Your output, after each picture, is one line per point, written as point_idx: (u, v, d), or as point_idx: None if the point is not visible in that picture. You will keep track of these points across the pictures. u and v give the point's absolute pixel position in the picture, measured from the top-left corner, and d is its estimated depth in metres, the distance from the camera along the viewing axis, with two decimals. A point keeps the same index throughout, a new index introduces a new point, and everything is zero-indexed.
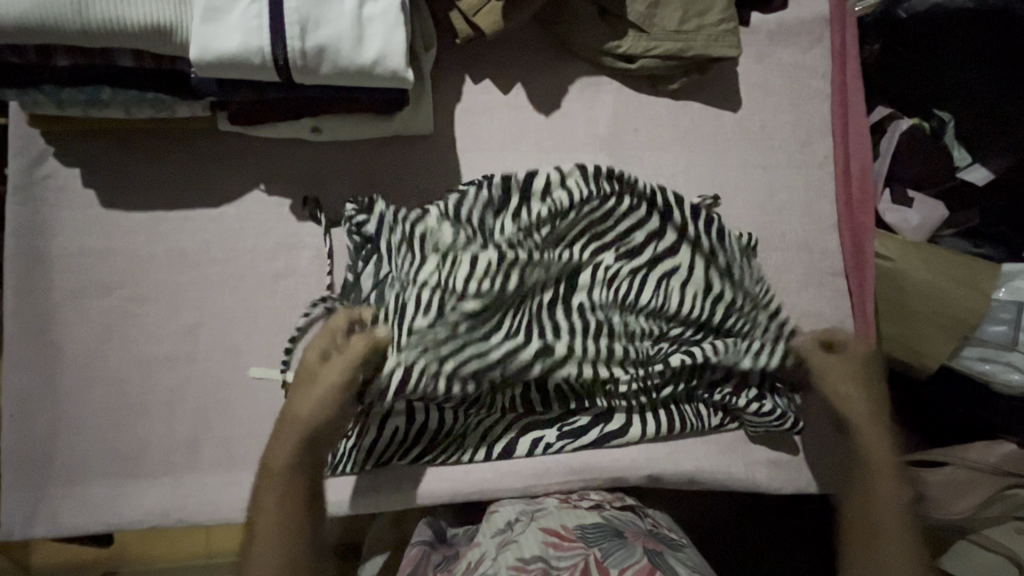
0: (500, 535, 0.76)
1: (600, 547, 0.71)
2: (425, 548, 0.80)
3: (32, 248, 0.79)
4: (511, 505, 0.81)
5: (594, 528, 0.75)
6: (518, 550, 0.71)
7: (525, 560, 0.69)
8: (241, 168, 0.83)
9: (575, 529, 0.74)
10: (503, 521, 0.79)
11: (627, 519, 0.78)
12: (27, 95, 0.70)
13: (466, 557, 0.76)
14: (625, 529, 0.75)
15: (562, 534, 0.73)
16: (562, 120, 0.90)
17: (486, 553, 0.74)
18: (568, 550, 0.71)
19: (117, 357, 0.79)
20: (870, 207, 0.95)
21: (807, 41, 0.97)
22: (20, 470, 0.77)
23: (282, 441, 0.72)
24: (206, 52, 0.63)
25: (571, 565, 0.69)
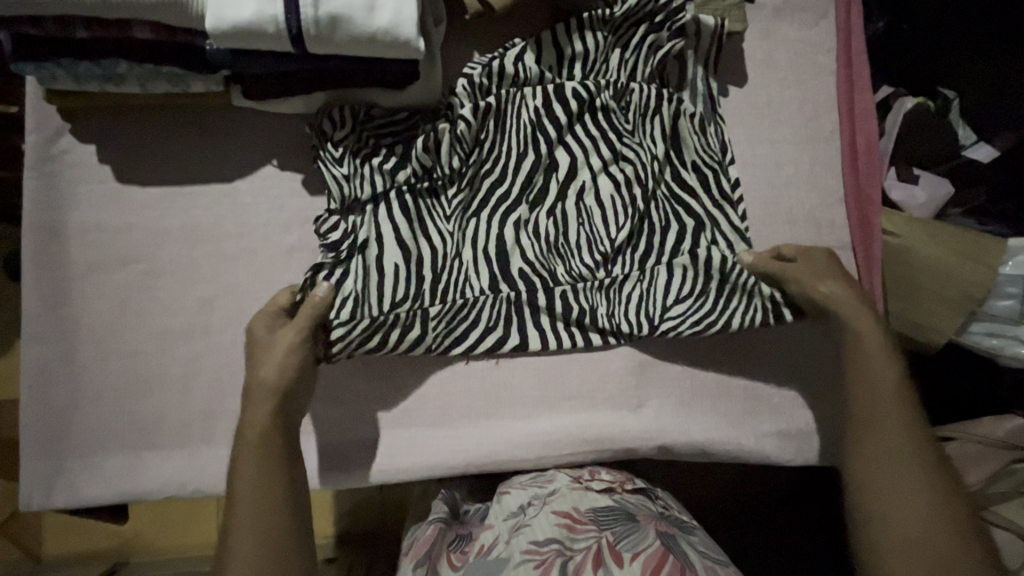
0: (513, 519, 0.77)
1: (612, 530, 0.71)
2: (441, 526, 0.79)
3: (49, 222, 0.80)
4: (524, 489, 0.83)
5: (608, 512, 0.75)
6: (532, 533, 0.72)
7: (538, 543, 0.70)
8: (254, 143, 0.84)
9: (587, 512, 0.75)
10: (516, 504, 0.80)
11: (638, 502, 0.79)
12: (45, 69, 0.71)
13: (480, 539, 0.77)
14: (638, 512, 0.76)
15: (575, 517, 0.74)
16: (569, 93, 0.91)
17: (499, 537, 0.75)
18: (582, 532, 0.71)
19: (133, 329, 0.80)
20: (878, 179, 0.95)
21: (813, 17, 0.97)
22: (37, 443, 0.78)
23: (244, 459, 0.72)
24: (222, 22, 0.64)
25: (585, 547, 0.70)
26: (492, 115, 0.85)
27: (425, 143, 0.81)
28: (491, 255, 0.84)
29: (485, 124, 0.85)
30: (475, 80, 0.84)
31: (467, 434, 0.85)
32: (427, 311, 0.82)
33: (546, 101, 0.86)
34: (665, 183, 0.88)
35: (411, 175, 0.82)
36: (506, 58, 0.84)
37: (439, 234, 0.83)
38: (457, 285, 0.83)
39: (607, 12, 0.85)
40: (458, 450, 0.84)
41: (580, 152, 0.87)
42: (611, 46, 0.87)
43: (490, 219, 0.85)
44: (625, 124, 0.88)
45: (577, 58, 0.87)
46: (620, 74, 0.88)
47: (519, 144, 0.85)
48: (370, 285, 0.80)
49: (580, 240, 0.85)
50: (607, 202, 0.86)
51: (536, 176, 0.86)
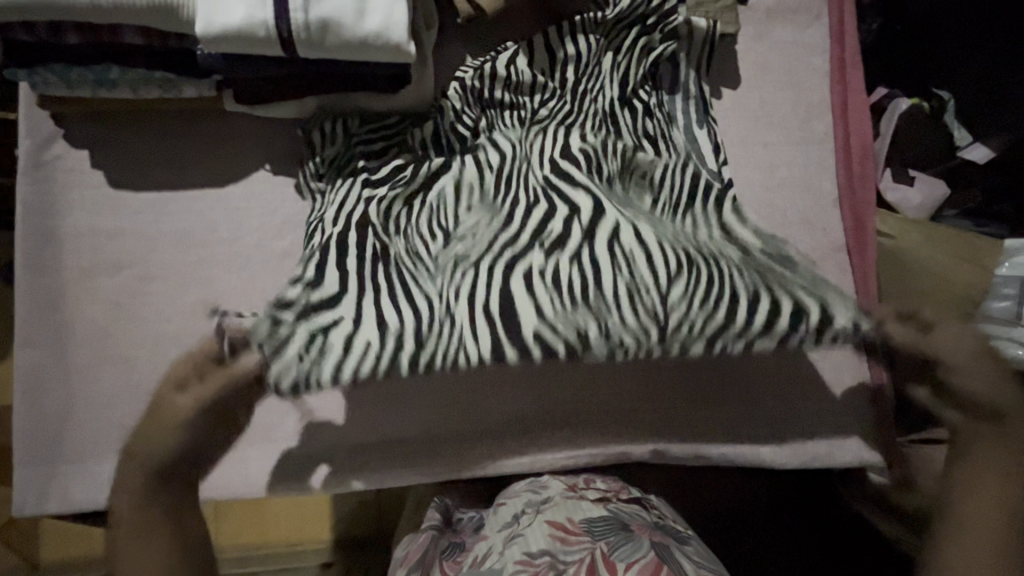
0: (507, 530, 0.77)
1: (607, 540, 0.71)
2: (433, 534, 0.81)
3: (40, 227, 0.79)
4: (519, 497, 0.83)
5: (601, 522, 0.74)
6: (524, 544, 0.72)
7: (531, 555, 0.69)
8: (246, 148, 0.84)
9: (582, 522, 0.74)
10: (510, 514, 0.80)
11: (632, 511, 0.78)
12: (36, 74, 0.71)
13: (474, 550, 0.77)
14: (631, 521, 0.75)
15: (569, 529, 0.73)
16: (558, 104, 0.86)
17: (493, 548, 0.75)
18: (576, 543, 0.71)
19: (125, 335, 0.80)
20: (872, 180, 0.96)
21: (807, 19, 0.97)
22: (28, 449, 0.77)
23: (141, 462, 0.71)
24: (212, 27, 0.64)
25: (578, 559, 0.69)
26: (484, 124, 0.85)
27: (427, 188, 0.81)
28: (463, 261, 0.78)
29: (501, 153, 0.84)
30: (468, 84, 0.84)
31: (462, 438, 0.85)
32: (384, 345, 0.73)
33: (556, 133, 0.85)
34: (718, 268, 0.80)
35: (410, 214, 0.80)
36: (497, 62, 0.84)
37: (406, 259, 0.78)
38: (420, 317, 0.75)
39: (599, 15, 0.85)
40: (452, 454, 0.84)
41: (599, 196, 0.81)
42: (603, 48, 0.87)
43: (460, 247, 0.79)
44: (641, 164, 0.86)
45: (571, 66, 0.87)
46: (613, 77, 0.88)
47: (497, 165, 0.83)
48: (326, 306, 0.73)
49: (615, 321, 0.76)
50: (634, 251, 0.78)
51: (510, 199, 0.81)
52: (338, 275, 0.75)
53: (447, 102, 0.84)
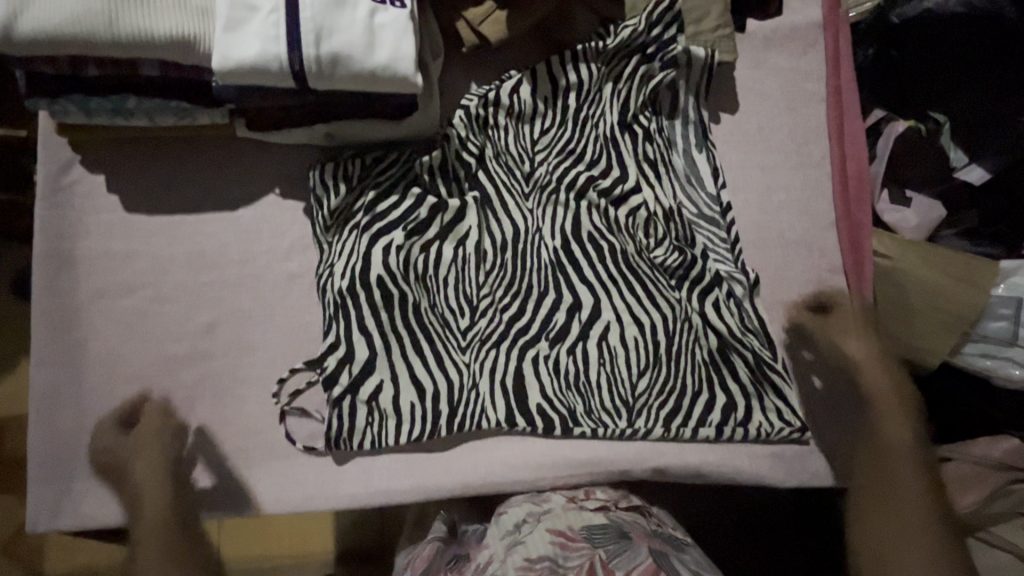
0: (508, 537, 0.77)
1: (606, 548, 0.72)
2: (439, 545, 0.80)
3: (56, 250, 0.82)
4: (520, 505, 0.83)
5: (600, 529, 0.75)
6: (525, 551, 0.73)
7: (532, 560, 0.71)
8: (257, 173, 0.87)
9: (581, 530, 0.75)
10: (511, 523, 0.80)
11: (631, 518, 0.79)
12: (58, 104, 0.74)
13: (477, 558, 0.78)
14: (631, 529, 0.76)
15: (569, 535, 0.74)
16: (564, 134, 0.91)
17: (494, 556, 0.76)
18: (575, 550, 0.72)
19: (137, 355, 0.82)
20: (868, 205, 0.97)
21: (803, 46, 1.00)
22: (41, 467, 0.79)
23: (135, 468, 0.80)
24: (228, 61, 0.67)
25: (577, 565, 0.71)
26: (488, 152, 0.89)
27: (442, 238, 0.86)
28: (484, 311, 0.87)
29: (493, 191, 0.89)
30: (472, 111, 0.87)
31: (466, 457, 0.86)
32: (424, 395, 0.84)
33: (574, 203, 0.90)
34: (704, 341, 0.91)
35: (434, 276, 0.86)
36: (501, 90, 0.88)
37: (432, 308, 0.86)
38: (452, 367, 0.85)
39: (600, 45, 0.88)
40: (455, 474, 0.85)
41: (603, 292, 0.89)
42: (604, 77, 0.90)
43: (484, 297, 0.88)
44: (644, 224, 0.91)
45: (571, 96, 0.90)
46: (613, 105, 0.91)
47: (510, 207, 0.89)
48: (363, 352, 0.83)
49: (604, 393, 0.88)
50: (631, 343, 0.89)
51: (524, 244, 0.89)
52: (370, 324, 0.84)
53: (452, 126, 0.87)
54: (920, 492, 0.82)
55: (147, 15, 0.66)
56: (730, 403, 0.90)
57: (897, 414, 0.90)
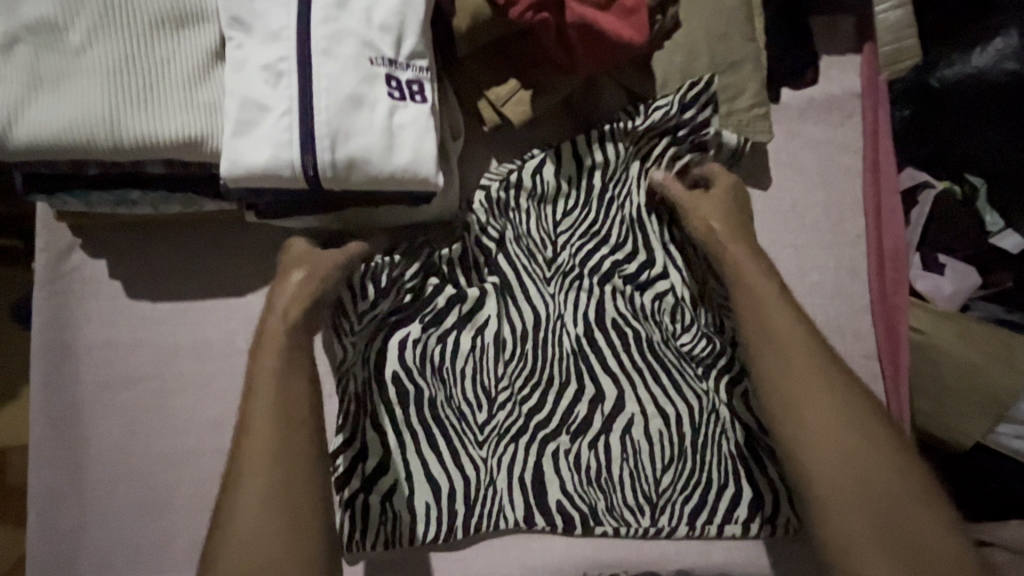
0: None
1: None
2: None
3: (58, 342, 0.78)
4: None
5: None
6: None
7: None
8: (267, 256, 0.83)
9: None
10: None
11: None
12: (58, 198, 0.70)
13: None
14: None
15: None
16: (588, 216, 0.86)
17: None
18: None
19: (142, 451, 0.79)
20: (907, 286, 0.90)
21: (839, 117, 0.95)
22: (43, 571, 0.76)
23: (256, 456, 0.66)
24: (237, 167, 0.62)
25: None
26: (510, 236, 0.85)
27: (460, 328, 0.83)
28: (499, 403, 0.83)
29: (514, 277, 0.84)
30: (493, 196, 0.83)
31: (483, 559, 0.82)
32: (440, 494, 0.80)
33: (598, 290, 0.86)
34: (731, 434, 0.85)
35: (451, 368, 0.83)
36: (522, 170, 0.84)
37: (448, 400, 0.82)
38: (467, 464, 0.81)
39: (629, 125, 0.83)
40: (471, 573, 0.82)
41: (626, 382, 0.85)
42: (632, 157, 0.85)
43: (500, 388, 0.83)
44: (672, 309, 0.86)
45: (598, 176, 0.86)
46: (639, 186, 0.86)
47: (532, 294, 0.84)
48: (375, 448, 0.80)
49: (627, 490, 0.83)
50: (655, 437, 0.84)
51: (543, 331, 0.84)
52: (386, 419, 0.81)
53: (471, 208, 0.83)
54: (911, 497, 0.66)
55: (150, 118, 0.62)
56: (760, 500, 0.84)
57: (816, 359, 0.72)
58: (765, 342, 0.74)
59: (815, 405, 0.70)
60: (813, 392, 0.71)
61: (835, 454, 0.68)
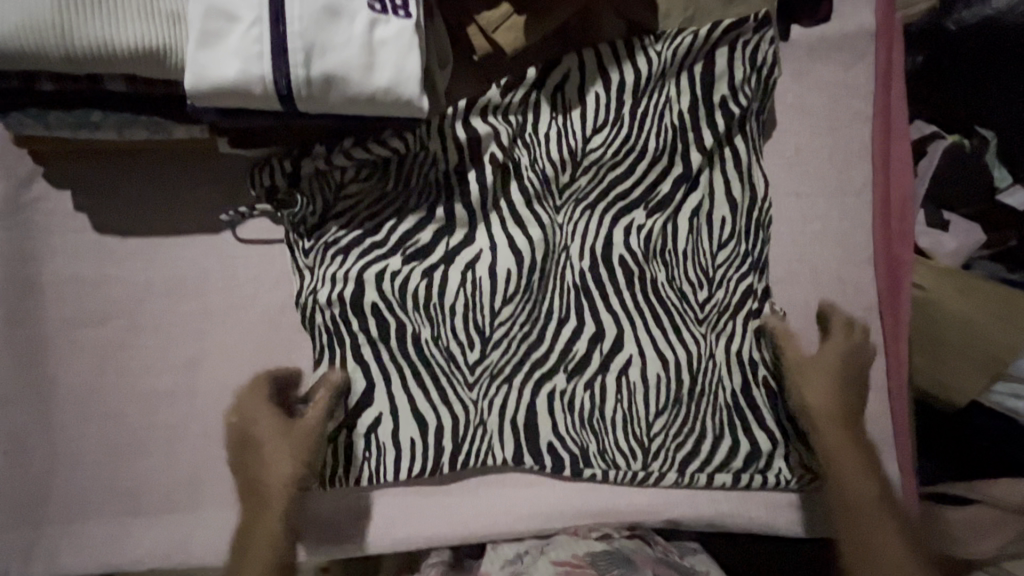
0: (509, 567, 0.75)
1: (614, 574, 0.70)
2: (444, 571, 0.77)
3: (23, 274, 0.74)
4: (517, 543, 0.79)
5: (606, 556, 0.73)
6: None
7: None
8: (243, 191, 0.79)
9: (586, 557, 0.73)
10: (511, 553, 0.78)
11: (635, 547, 0.76)
12: (12, 118, 0.65)
13: None
14: (635, 556, 0.74)
15: (573, 563, 0.72)
16: (601, 140, 0.81)
17: None
18: None
19: (113, 390, 0.76)
20: (911, 239, 0.88)
21: (851, 57, 0.90)
22: (13, 510, 0.73)
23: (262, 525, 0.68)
24: (202, 81, 0.57)
25: None
26: (524, 160, 0.80)
27: (447, 263, 0.78)
28: (489, 339, 0.79)
29: (527, 199, 0.80)
30: (500, 101, 0.78)
31: (467, 506, 0.81)
32: (427, 431, 0.78)
33: (606, 222, 0.82)
34: (728, 382, 0.83)
35: (439, 305, 0.78)
36: (513, 86, 0.78)
37: (442, 332, 0.78)
38: (456, 402, 0.78)
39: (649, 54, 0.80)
40: (455, 519, 0.80)
41: (627, 322, 0.82)
42: (675, 69, 0.81)
43: (495, 323, 0.79)
44: (686, 245, 0.83)
45: (626, 95, 0.81)
46: (672, 110, 0.82)
47: (544, 223, 0.80)
48: (359, 374, 0.77)
49: (619, 431, 0.81)
50: (652, 382, 0.81)
51: (545, 262, 0.80)
52: (366, 348, 0.77)
53: (449, 108, 0.78)
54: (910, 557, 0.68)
55: (105, 23, 0.56)
56: (752, 453, 0.83)
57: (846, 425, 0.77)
58: (834, 461, 0.75)
59: (853, 503, 0.72)
60: (853, 495, 0.73)
61: (878, 535, 0.70)
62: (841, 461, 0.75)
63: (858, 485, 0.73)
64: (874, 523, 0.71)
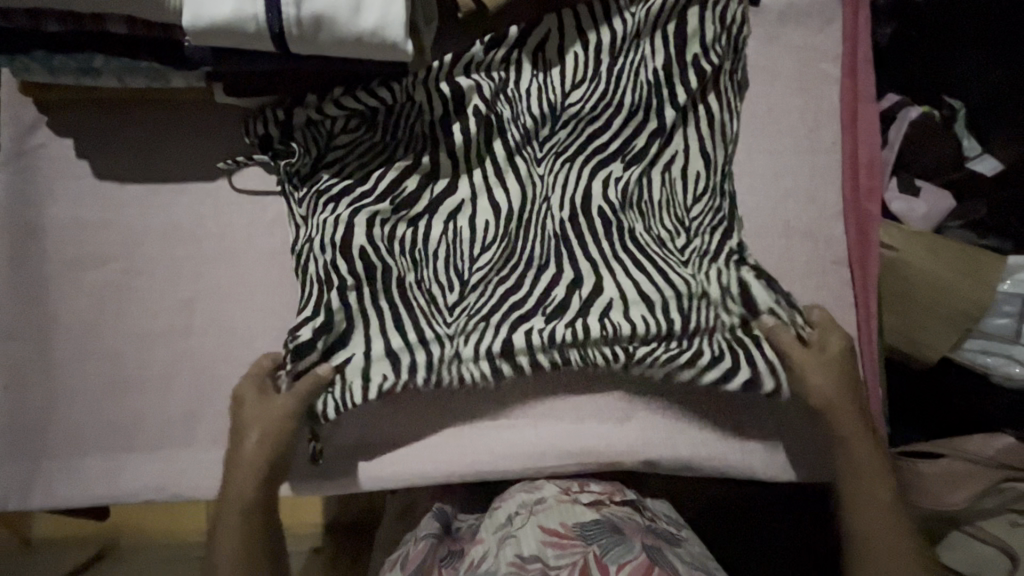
0: (501, 530, 0.75)
1: (599, 544, 0.68)
2: (433, 540, 0.78)
3: (27, 216, 0.78)
4: (513, 497, 0.80)
5: (594, 526, 0.72)
6: (517, 546, 0.69)
7: (522, 558, 0.67)
8: (236, 141, 0.82)
9: (574, 526, 0.71)
10: (504, 516, 0.78)
11: (624, 516, 0.75)
12: (20, 62, 0.69)
13: (470, 554, 0.75)
14: (624, 526, 0.73)
15: (562, 533, 0.70)
16: (580, 96, 0.85)
17: (488, 552, 0.72)
18: (569, 549, 0.68)
19: (109, 329, 0.79)
20: (877, 193, 0.93)
21: (820, 23, 0.95)
22: (13, 442, 0.76)
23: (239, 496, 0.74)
24: (199, 18, 0.61)
25: (570, 562, 0.66)
26: (506, 115, 0.84)
27: (431, 213, 0.82)
28: (468, 280, 0.81)
29: (505, 150, 0.84)
30: (483, 61, 0.83)
31: (451, 445, 0.83)
32: (403, 370, 0.79)
33: (585, 175, 0.85)
34: (715, 322, 0.83)
35: (423, 250, 0.81)
36: (495, 49, 0.83)
37: (422, 274, 0.81)
38: (432, 340, 0.80)
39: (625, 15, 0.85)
40: (439, 460, 0.83)
41: (606, 268, 0.83)
42: (648, 28, 0.86)
43: (473, 265, 0.82)
44: (662, 193, 0.86)
45: (604, 53, 0.85)
46: (650, 69, 0.86)
47: (524, 172, 0.84)
48: (338, 316, 0.78)
49: (600, 360, 0.81)
50: (635, 323, 0.81)
51: (524, 207, 0.84)
52: (348, 291, 0.79)
53: (436, 62, 0.82)
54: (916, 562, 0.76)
55: None
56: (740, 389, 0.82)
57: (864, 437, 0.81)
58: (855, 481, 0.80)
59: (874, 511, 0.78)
60: (876, 505, 0.78)
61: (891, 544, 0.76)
62: (864, 475, 0.79)
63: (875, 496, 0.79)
64: (889, 528, 0.77)
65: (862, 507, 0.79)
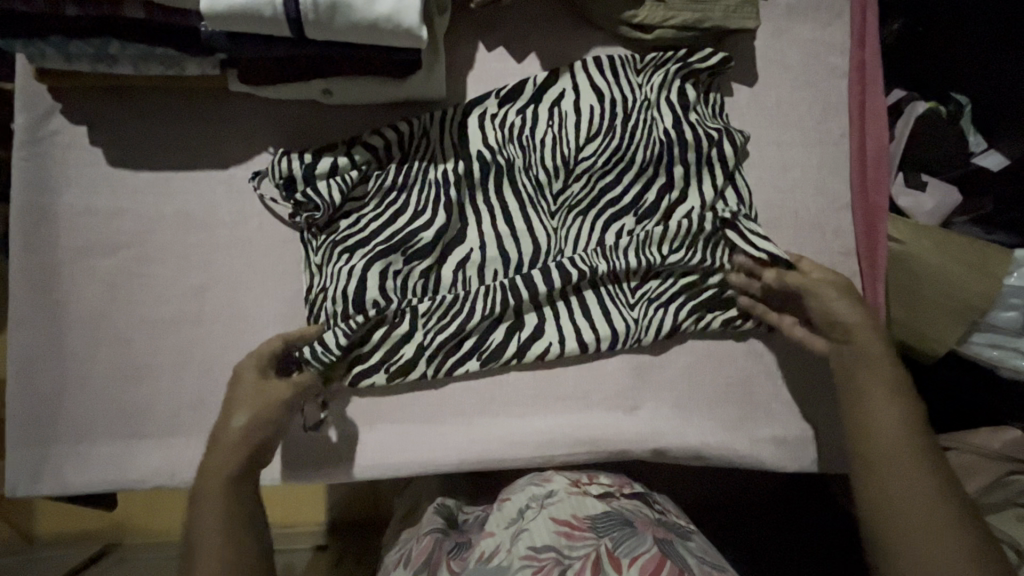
0: (513, 525, 0.72)
1: (610, 537, 0.66)
2: (438, 535, 0.76)
3: (39, 203, 0.78)
4: (523, 491, 0.78)
5: (606, 518, 0.69)
6: (530, 538, 0.67)
7: (536, 549, 0.65)
8: (249, 130, 0.83)
9: (587, 519, 0.69)
10: (515, 509, 0.76)
11: (635, 510, 0.73)
12: (34, 46, 0.69)
13: (480, 546, 0.71)
14: (636, 519, 0.70)
15: (573, 524, 0.68)
16: (593, 150, 0.84)
17: (501, 545, 0.69)
18: (580, 540, 0.66)
19: (120, 316, 0.79)
20: (886, 187, 0.93)
21: (827, 17, 0.95)
22: (24, 428, 0.76)
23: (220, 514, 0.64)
24: (217, 3, 0.62)
25: (584, 554, 0.64)
26: (518, 165, 0.83)
27: (439, 261, 0.81)
28: (476, 325, 0.80)
29: (518, 207, 0.82)
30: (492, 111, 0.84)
31: (457, 435, 0.81)
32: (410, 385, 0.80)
33: (597, 228, 0.84)
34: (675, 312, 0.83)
35: (432, 300, 0.80)
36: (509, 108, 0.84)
37: (427, 329, 0.80)
38: (434, 365, 0.80)
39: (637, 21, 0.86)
40: (447, 448, 0.80)
41: (611, 311, 0.83)
42: (657, 94, 0.85)
43: (482, 319, 0.80)
44: (674, 250, 0.83)
45: (619, 110, 0.85)
46: (659, 139, 0.84)
47: (533, 257, 0.82)
48: (348, 346, 0.77)
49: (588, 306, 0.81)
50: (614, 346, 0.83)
51: (527, 314, 0.82)
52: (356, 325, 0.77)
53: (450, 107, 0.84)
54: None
55: None
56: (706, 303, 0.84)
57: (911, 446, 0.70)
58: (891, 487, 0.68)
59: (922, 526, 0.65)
60: (919, 517, 0.65)
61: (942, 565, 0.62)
62: (906, 482, 0.68)
63: (914, 506, 0.66)
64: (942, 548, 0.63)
65: (901, 519, 0.66)
